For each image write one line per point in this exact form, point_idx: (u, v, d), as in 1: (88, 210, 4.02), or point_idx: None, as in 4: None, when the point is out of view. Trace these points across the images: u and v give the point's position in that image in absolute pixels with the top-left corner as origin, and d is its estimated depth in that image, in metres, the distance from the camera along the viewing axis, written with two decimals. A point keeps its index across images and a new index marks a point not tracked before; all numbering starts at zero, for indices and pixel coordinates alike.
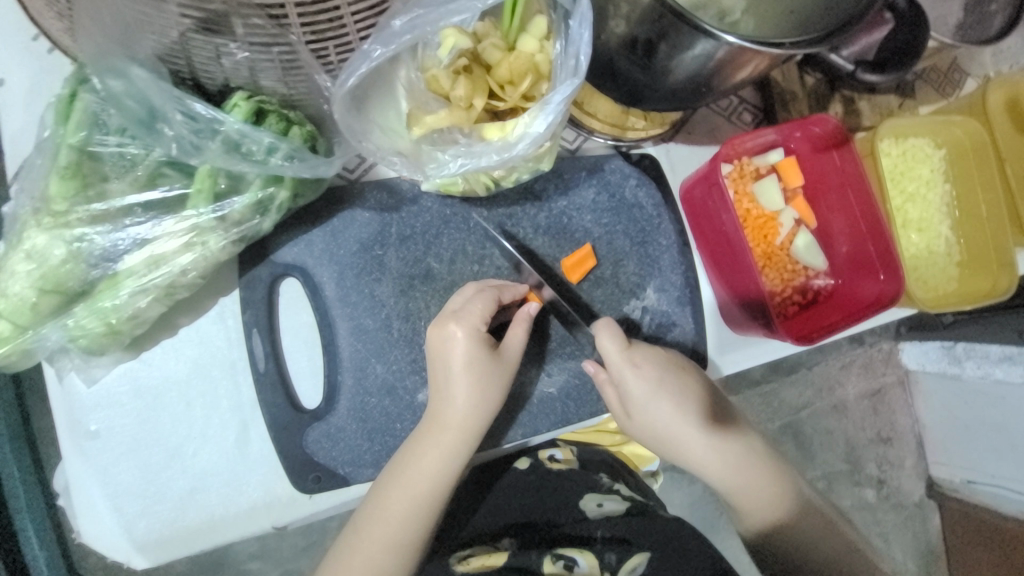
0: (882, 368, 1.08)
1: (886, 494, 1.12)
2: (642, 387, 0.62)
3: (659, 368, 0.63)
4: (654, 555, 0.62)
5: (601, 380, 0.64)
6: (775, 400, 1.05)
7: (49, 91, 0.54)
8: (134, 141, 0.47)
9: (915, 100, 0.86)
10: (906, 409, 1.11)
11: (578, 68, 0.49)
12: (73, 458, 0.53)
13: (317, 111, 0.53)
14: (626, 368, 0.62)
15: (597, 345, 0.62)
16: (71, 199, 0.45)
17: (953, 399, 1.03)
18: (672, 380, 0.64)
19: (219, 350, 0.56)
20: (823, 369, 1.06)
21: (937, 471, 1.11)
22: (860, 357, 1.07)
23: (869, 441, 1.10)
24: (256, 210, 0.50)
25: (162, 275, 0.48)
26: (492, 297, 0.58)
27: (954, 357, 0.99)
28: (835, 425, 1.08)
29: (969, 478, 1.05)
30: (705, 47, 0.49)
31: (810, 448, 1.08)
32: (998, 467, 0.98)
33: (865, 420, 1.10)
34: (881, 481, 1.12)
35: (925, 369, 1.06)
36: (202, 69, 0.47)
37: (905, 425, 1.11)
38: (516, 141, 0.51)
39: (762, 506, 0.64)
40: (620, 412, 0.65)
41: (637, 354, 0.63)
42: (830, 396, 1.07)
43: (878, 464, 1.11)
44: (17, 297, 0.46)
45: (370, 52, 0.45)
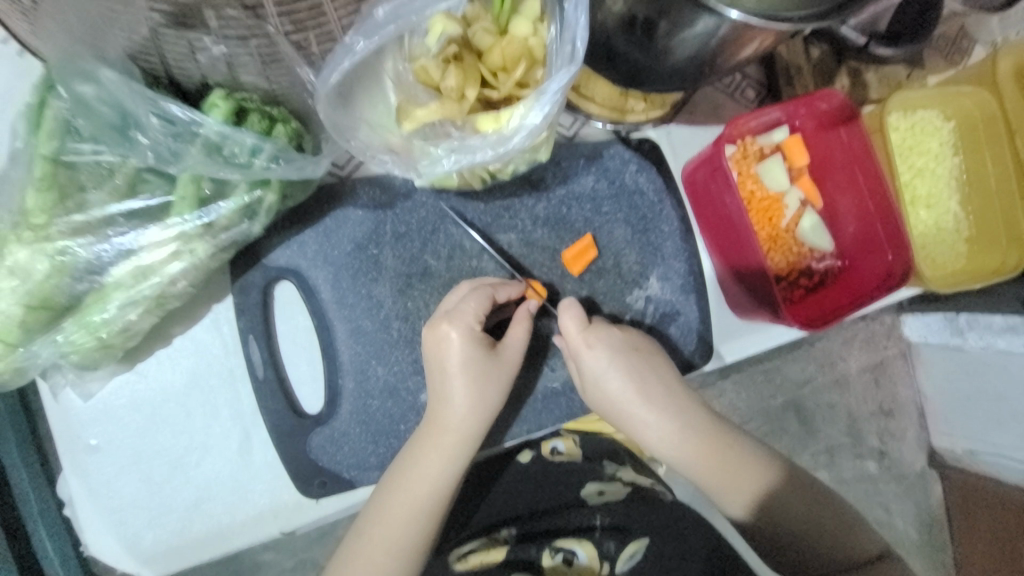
0: (884, 341, 1.03)
1: (888, 466, 1.06)
2: (599, 363, 0.61)
3: (615, 347, 0.62)
4: (652, 541, 0.62)
5: (564, 356, 0.64)
6: (776, 377, 1.01)
7: (20, 96, 0.52)
8: (109, 148, 0.44)
9: (924, 70, 0.83)
10: (907, 379, 1.05)
11: (573, 55, 0.46)
12: (75, 472, 0.52)
13: (301, 106, 0.51)
14: (582, 347, 0.61)
15: (560, 325, 0.62)
16: (51, 212, 0.44)
17: (954, 369, 0.97)
18: (630, 359, 0.62)
19: (216, 359, 0.55)
20: (824, 343, 1.02)
21: (938, 441, 1.04)
22: (862, 331, 1.01)
23: (871, 415, 1.05)
24: (243, 215, 0.48)
25: (151, 286, 0.47)
26: (485, 296, 0.56)
27: (956, 329, 0.92)
28: (837, 399, 1.04)
29: (970, 448, 0.98)
30: (707, 24, 0.46)
31: (812, 424, 1.04)
32: (1000, 436, 0.91)
33: (867, 392, 1.04)
34: (883, 453, 1.06)
35: (927, 342, 0.99)
36: (176, 66, 0.44)
37: (906, 397, 1.05)
38: (511, 133, 0.48)
39: (728, 481, 0.62)
40: (581, 389, 0.64)
41: (591, 334, 0.61)
42: (831, 370, 1.03)
43: (879, 436, 1.06)
44: (2, 315, 0.45)
45: (353, 45, 0.43)
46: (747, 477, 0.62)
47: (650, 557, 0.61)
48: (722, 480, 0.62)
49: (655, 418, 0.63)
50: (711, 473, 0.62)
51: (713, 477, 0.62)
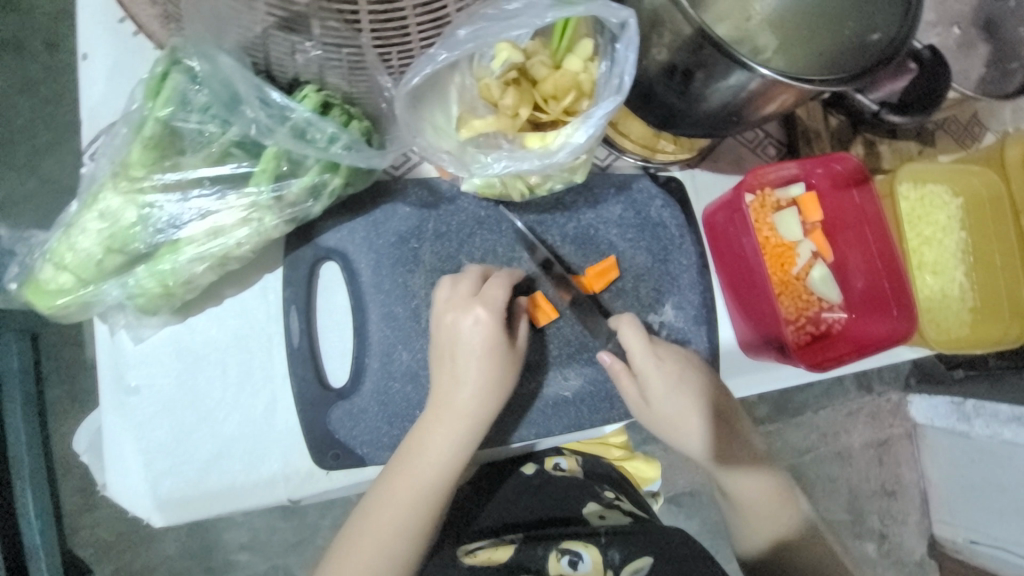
0: (890, 420, 1.16)
1: (887, 549, 1.17)
2: (664, 378, 0.65)
3: (680, 363, 0.66)
4: (657, 556, 0.62)
5: (617, 371, 0.66)
6: (779, 439, 1.12)
7: (129, 70, 0.59)
8: (213, 120, 0.51)
9: (934, 148, 0.89)
10: (912, 464, 1.17)
11: (620, 87, 0.53)
12: (111, 411, 0.56)
13: (374, 109, 0.57)
14: (650, 361, 0.65)
15: (621, 336, 0.66)
16: (149, 168, 0.50)
17: (960, 457, 1.09)
18: (693, 377, 0.66)
19: (258, 323, 0.59)
20: (829, 414, 1.14)
21: (940, 529, 1.16)
22: (868, 406, 1.15)
23: (874, 493, 1.16)
24: (310, 194, 0.54)
25: (219, 245, 0.52)
26: (505, 284, 0.61)
27: (963, 414, 1.05)
28: (838, 472, 1.15)
29: (971, 538, 1.09)
30: (739, 78, 0.52)
31: (812, 493, 1.14)
32: (1002, 529, 1.02)
33: (870, 470, 1.16)
34: (883, 535, 1.17)
35: (934, 424, 1.13)
36: (276, 63, 0.51)
37: (911, 479, 1.17)
38: (557, 149, 0.55)
39: (760, 503, 0.68)
40: (638, 401, 0.67)
41: (659, 348, 0.66)
42: (834, 442, 1.14)
43: (880, 517, 1.17)
44: (85, 253, 0.50)
45: (435, 56, 0.50)
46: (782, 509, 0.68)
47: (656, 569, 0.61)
48: (758, 507, 0.68)
49: (709, 438, 0.68)
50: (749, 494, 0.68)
51: (747, 497, 0.68)
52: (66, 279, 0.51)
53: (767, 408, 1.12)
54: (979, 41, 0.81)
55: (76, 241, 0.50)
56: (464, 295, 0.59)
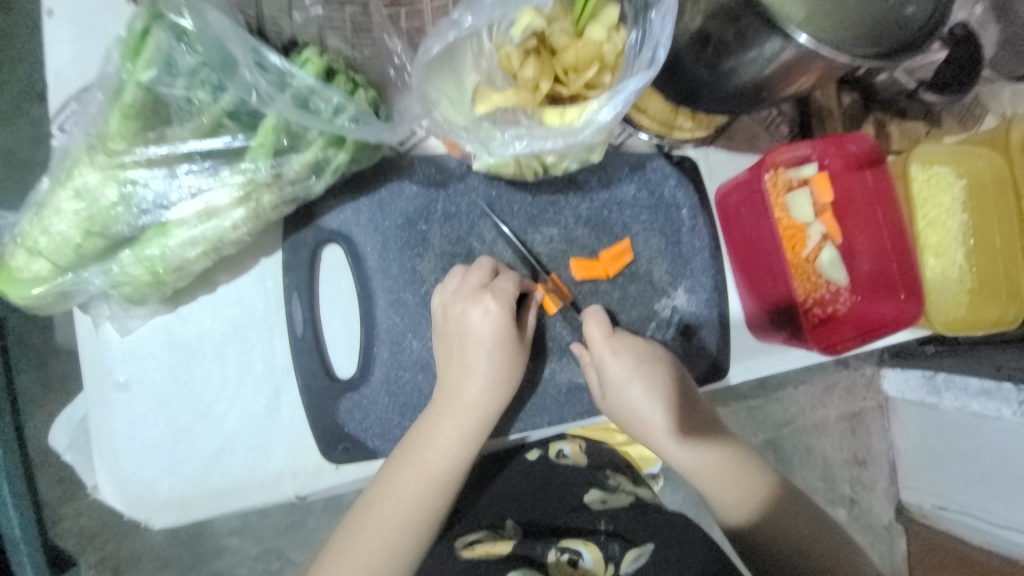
0: (863, 393, 1.21)
1: (856, 513, 1.23)
2: (624, 371, 0.62)
3: (637, 356, 0.63)
4: (658, 543, 0.61)
5: (584, 363, 0.65)
6: (760, 414, 1.17)
7: (99, 25, 0.52)
8: (202, 86, 0.45)
9: (940, 130, 0.88)
10: (882, 432, 1.23)
11: (654, 60, 0.49)
12: (99, 407, 0.51)
13: (381, 76, 0.52)
14: (609, 353, 0.63)
15: (584, 330, 0.63)
16: (131, 140, 0.44)
17: (927, 426, 1.14)
18: (648, 370, 0.63)
19: (257, 312, 0.55)
20: (807, 389, 1.18)
21: (907, 495, 1.22)
22: (844, 379, 1.19)
23: (844, 462, 1.21)
24: (312, 170, 0.49)
25: (212, 228, 0.47)
26: (516, 279, 0.59)
27: (934, 388, 1.06)
28: (814, 442, 1.20)
29: (939, 504, 1.14)
30: (774, 45, 0.49)
31: (790, 463, 1.19)
32: (968, 496, 1.06)
33: (843, 440, 1.21)
34: (853, 501, 1.23)
35: (905, 397, 1.17)
36: (269, 21, 0.47)
37: (879, 447, 1.23)
38: (582, 127, 0.51)
39: (729, 488, 0.64)
40: (598, 394, 0.65)
41: (617, 342, 0.63)
42: (812, 415, 1.19)
43: (851, 484, 1.23)
44: (61, 236, 0.45)
45: (461, 22, 0.47)
46: (753, 492, 0.63)
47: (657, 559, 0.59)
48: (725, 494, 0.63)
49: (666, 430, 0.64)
50: (716, 482, 0.64)
51: (714, 483, 0.64)
52: (40, 266, 0.46)
53: (752, 384, 1.15)
54: None
55: (50, 223, 0.45)
56: (474, 287, 0.56)
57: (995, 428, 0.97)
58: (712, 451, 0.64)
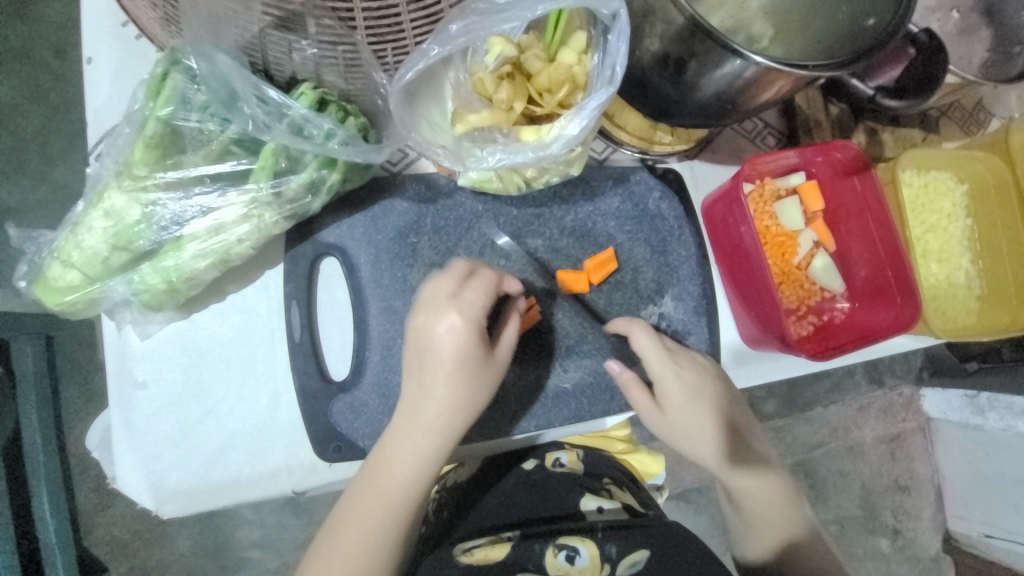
0: (903, 414, 1.15)
1: (901, 545, 1.17)
2: (683, 389, 0.66)
3: (698, 375, 0.67)
4: (653, 550, 0.64)
5: (627, 381, 0.66)
6: (789, 436, 1.12)
7: (131, 72, 0.60)
8: (213, 118, 0.52)
9: (938, 136, 0.88)
10: (926, 457, 1.17)
11: (613, 77, 0.53)
12: (118, 404, 0.57)
13: (371, 106, 0.58)
14: (668, 371, 0.66)
15: (637, 347, 0.66)
16: (152, 166, 0.51)
17: (975, 450, 1.09)
18: (712, 390, 0.67)
19: (261, 319, 0.60)
20: (841, 409, 1.13)
21: (955, 524, 1.16)
22: (880, 400, 1.14)
23: (886, 488, 1.16)
24: (308, 189, 0.55)
25: (220, 242, 0.53)
26: (489, 288, 0.57)
27: (977, 408, 1.05)
28: (849, 467, 1.15)
29: (985, 532, 1.10)
30: (734, 66, 0.53)
31: (822, 490, 1.14)
32: (1017, 523, 1.02)
33: (883, 465, 1.16)
34: (897, 531, 1.17)
35: (947, 418, 1.12)
36: (274, 62, 0.52)
37: (925, 474, 1.17)
38: (551, 141, 0.55)
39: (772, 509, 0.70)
40: (654, 412, 0.67)
41: (680, 359, 0.67)
42: (845, 437, 1.14)
43: (894, 513, 1.17)
44: (91, 250, 0.51)
45: (428, 51, 0.50)
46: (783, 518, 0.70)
47: (652, 564, 0.63)
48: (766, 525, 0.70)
49: (710, 450, 0.68)
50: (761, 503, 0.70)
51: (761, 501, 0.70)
52: (74, 277, 0.53)
53: (776, 405, 1.12)
54: (980, 25, 0.80)
55: (83, 239, 0.51)
56: (444, 299, 0.56)
57: None
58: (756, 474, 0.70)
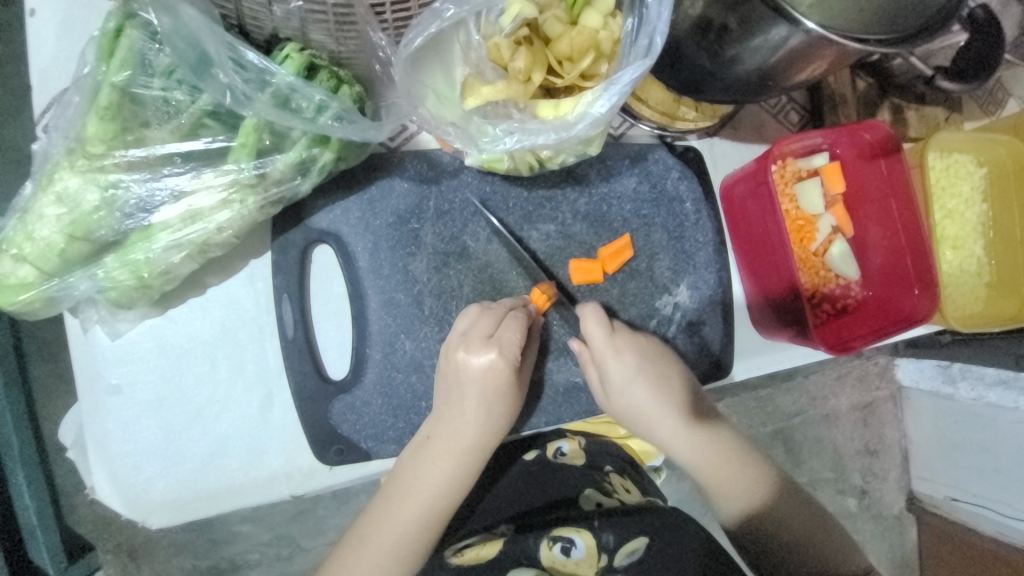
0: (877, 382, 1.18)
1: (867, 503, 1.21)
2: (624, 371, 0.60)
3: (642, 355, 0.61)
4: (652, 537, 0.60)
5: (584, 360, 0.62)
6: (769, 404, 1.15)
7: (81, 23, 0.51)
8: (181, 86, 0.44)
9: (961, 115, 0.84)
10: (895, 423, 1.20)
11: (651, 48, 0.46)
12: (92, 411, 0.51)
13: (367, 71, 0.50)
14: (611, 353, 0.60)
15: (583, 330, 0.60)
16: (110, 142, 0.43)
17: (943, 417, 1.11)
18: (656, 369, 0.62)
19: (247, 314, 0.54)
20: (819, 378, 1.16)
21: (919, 485, 1.20)
22: (857, 369, 1.17)
23: (857, 452, 1.19)
24: (297, 170, 0.48)
25: (197, 232, 0.47)
26: (524, 321, 0.55)
27: (949, 377, 1.06)
28: (824, 434, 1.17)
29: (951, 496, 1.13)
30: (780, 33, 0.47)
31: (799, 454, 1.17)
32: (981, 487, 1.05)
33: (855, 430, 1.19)
34: (864, 491, 1.21)
35: (919, 387, 1.15)
36: (250, 15, 0.44)
37: (893, 439, 1.20)
38: (576, 120, 0.48)
39: (741, 483, 0.63)
40: (601, 394, 0.63)
41: (619, 340, 0.61)
42: (822, 405, 1.17)
43: (862, 474, 1.20)
44: (44, 242, 0.44)
45: (442, 11, 0.44)
46: (753, 486, 0.64)
47: (651, 551, 0.59)
48: (729, 490, 0.63)
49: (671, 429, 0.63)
50: (729, 478, 0.63)
51: (724, 474, 0.63)
52: (26, 272, 0.45)
53: (760, 375, 1.13)
54: None
55: (34, 228, 0.44)
56: (481, 336, 0.54)
57: (1010, 420, 0.97)
58: (721, 445, 0.63)
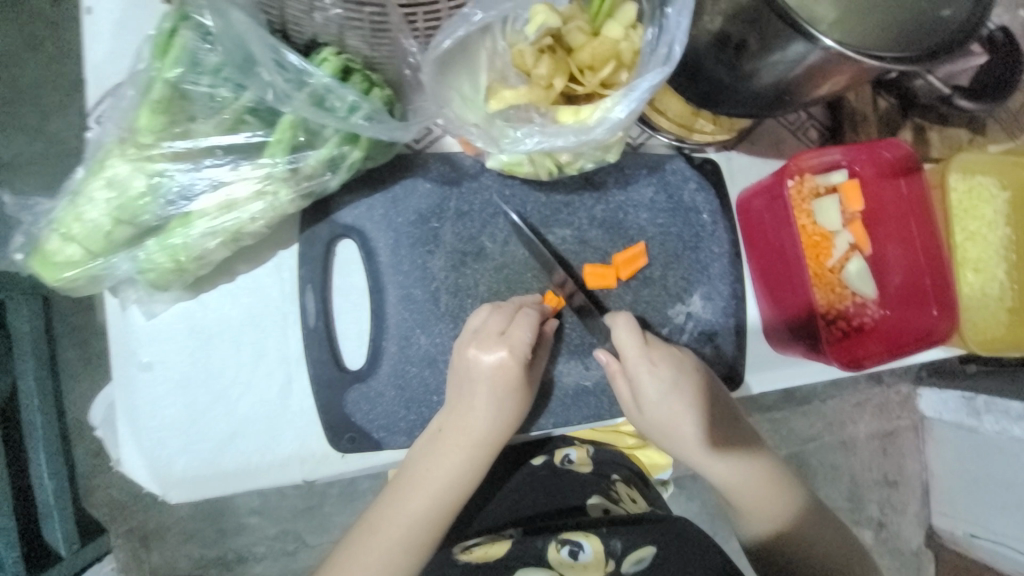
0: (897, 411, 1.16)
1: (884, 537, 1.17)
2: (657, 386, 0.60)
3: (674, 369, 0.61)
4: (659, 545, 0.60)
5: (612, 372, 0.62)
6: (784, 427, 1.13)
7: (137, 25, 0.55)
8: (226, 84, 0.47)
9: (985, 138, 0.83)
10: (916, 455, 1.17)
11: (670, 56, 0.49)
12: (124, 386, 0.54)
13: (397, 75, 0.53)
14: (644, 366, 0.60)
15: (613, 337, 0.60)
16: (158, 134, 0.47)
17: (965, 450, 1.08)
18: (689, 385, 0.61)
19: (272, 302, 0.57)
20: (837, 404, 1.14)
21: (939, 521, 1.16)
22: (876, 398, 1.15)
23: (875, 483, 1.16)
24: (327, 166, 0.50)
25: (232, 220, 0.50)
26: (534, 322, 0.56)
27: (973, 409, 1.03)
28: (841, 460, 1.15)
29: (971, 532, 1.09)
30: (798, 50, 0.48)
31: (813, 480, 1.14)
32: (1001, 525, 1.01)
33: (874, 460, 1.16)
34: (881, 524, 1.17)
35: (942, 418, 1.12)
36: (293, 21, 0.47)
37: (913, 470, 1.17)
38: (595, 124, 0.50)
39: (766, 503, 0.63)
40: (630, 407, 0.63)
41: (653, 352, 0.60)
42: (839, 431, 1.14)
43: (880, 506, 1.17)
44: (93, 223, 0.48)
45: (471, 16, 0.46)
46: (778, 507, 0.63)
47: (659, 560, 0.59)
48: (755, 504, 0.63)
49: (699, 444, 0.62)
50: (753, 496, 0.63)
51: (749, 494, 0.63)
52: (74, 251, 0.49)
53: (775, 395, 1.12)
54: None
55: (84, 210, 0.47)
56: (493, 333, 0.55)
57: None
58: (744, 461, 0.63)
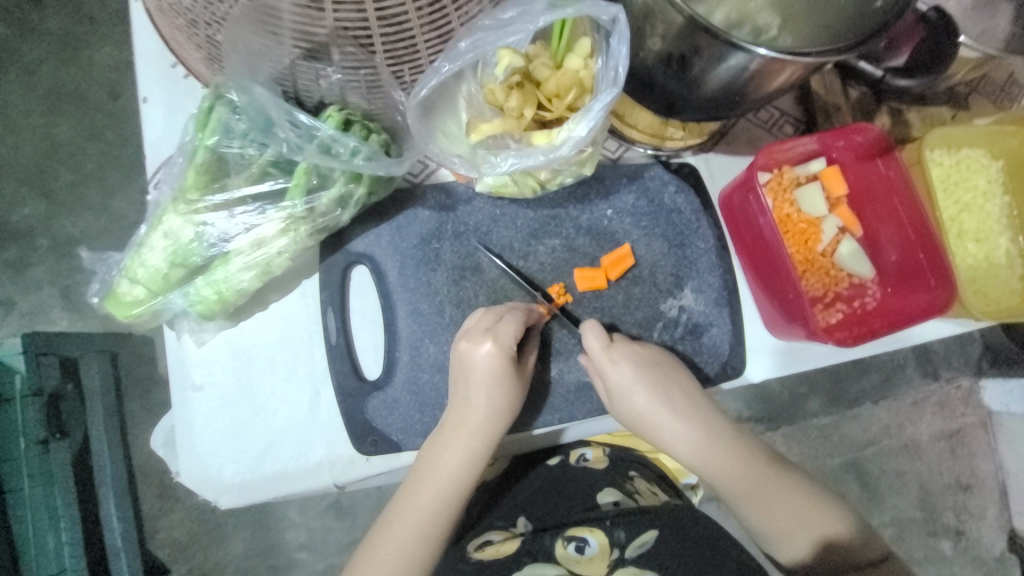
0: (961, 409, 1.13)
1: (965, 546, 1.13)
2: (622, 379, 0.65)
3: (637, 361, 0.66)
4: (662, 530, 0.62)
5: (590, 372, 0.68)
6: (835, 434, 1.11)
7: (182, 107, 0.68)
8: (252, 144, 0.58)
9: (969, 112, 0.84)
10: (989, 454, 1.14)
11: (617, 78, 0.56)
12: (180, 405, 0.63)
13: (392, 122, 0.63)
14: (609, 362, 0.65)
15: (584, 343, 0.66)
16: (202, 190, 0.58)
17: None
18: (652, 376, 0.66)
19: (300, 324, 0.65)
20: (892, 405, 1.11)
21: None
22: (937, 393, 1.12)
23: (947, 488, 1.13)
24: (338, 204, 0.60)
25: (262, 255, 0.59)
26: (519, 322, 0.63)
27: None
28: (906, 467, 1.12)
29: None
30: (739, 58, 0.53)
31: (877, 491, 1.12)
32: None
33: (943, 463, 1.13)
34: (960, 533, 1.13)
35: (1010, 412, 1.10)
36: (303, 90, 0.57)
37: (987, 471, 1.14)
38: (561, 143, 0.57)
39: (737, 471, 0.65)
40: (606, 399, 0.68)
41: (615, 351, 0.66)
42: (899, 435, 1.12)
43: (957, 514, 1.13)
44: (153, 267, 0.58)
45: (440, 68, 0.54)
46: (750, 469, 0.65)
47: (661, 543, 0.61)
48: (726, 475, 0.65)
49: (667, 429, 0.66)
50: (725, 471, 0.65)
51: (719, 467, 0.66)
52: (140, 292, 0.59)
53: (820, 402, 1.10)
54: None
55: (147, 257, 0.58)
56: (480, 329, 0.62)
57: None
58: (709, 438, 0.66)
